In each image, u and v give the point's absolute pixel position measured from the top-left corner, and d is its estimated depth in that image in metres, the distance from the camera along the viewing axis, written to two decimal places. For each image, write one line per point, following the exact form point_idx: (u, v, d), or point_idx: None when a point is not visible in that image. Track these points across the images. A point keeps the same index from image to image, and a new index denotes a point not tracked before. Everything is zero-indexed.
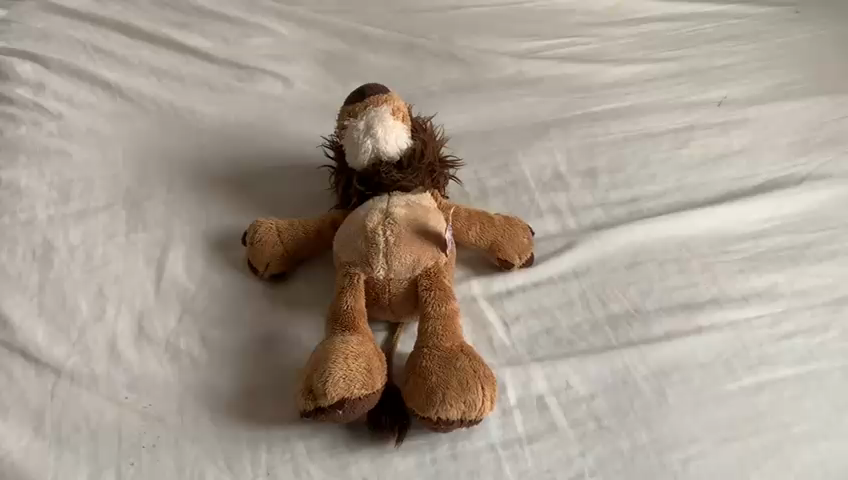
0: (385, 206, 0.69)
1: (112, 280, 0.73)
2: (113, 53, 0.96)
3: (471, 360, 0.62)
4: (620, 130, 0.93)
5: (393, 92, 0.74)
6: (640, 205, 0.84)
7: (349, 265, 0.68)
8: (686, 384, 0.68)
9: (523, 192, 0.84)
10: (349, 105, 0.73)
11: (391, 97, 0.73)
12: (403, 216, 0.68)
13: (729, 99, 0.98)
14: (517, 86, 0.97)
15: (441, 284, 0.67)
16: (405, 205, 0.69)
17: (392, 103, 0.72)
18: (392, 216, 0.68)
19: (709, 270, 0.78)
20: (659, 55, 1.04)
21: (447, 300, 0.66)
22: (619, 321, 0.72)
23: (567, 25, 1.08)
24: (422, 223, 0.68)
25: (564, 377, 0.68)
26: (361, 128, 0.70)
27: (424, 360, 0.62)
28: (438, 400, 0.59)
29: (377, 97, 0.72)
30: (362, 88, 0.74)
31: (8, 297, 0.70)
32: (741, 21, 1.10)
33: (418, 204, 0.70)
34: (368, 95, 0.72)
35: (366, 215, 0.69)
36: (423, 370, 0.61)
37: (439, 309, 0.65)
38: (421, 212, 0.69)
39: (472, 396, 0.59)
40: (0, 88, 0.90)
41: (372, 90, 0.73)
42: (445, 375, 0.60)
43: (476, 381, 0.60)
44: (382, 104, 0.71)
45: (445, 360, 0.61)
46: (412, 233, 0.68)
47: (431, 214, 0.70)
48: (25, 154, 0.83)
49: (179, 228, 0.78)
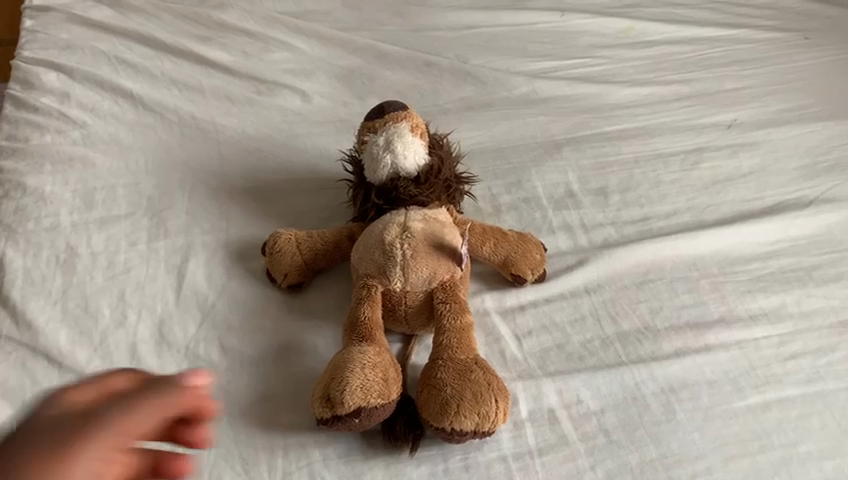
0: (403, 220, 0.71)
1: (133, 287, 0.74)
2: (136, 64, 0.98)
3: (485, 374, 0.63)
4: (632, 150, 0.94)
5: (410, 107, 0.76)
6: (650, 225, 0.86)
7: (366, 277, 0.70)
8: (694, 401, 0.69)
9: (535, 209, 0.86)
10: (368, 121, 0.75)
11: (410, 114, 0.75)
12: (420, 230, 0.70)
13: (738, 122, 0.99)
14: (531, 106, 0.99)
15: (456, 297, 0.69)
16: (422, 219, 0.71)
17: (410, 118, 0.74)
18: (409, 230, 0.70)
19: (717, 289, 0.79)
20: (670, 77, 1.06)
21: (462, 313, 0.68)
22: (629, 338, 0.74)
23: (580, 45, 1.10)
24: (438, 237, 0.70)
25: (575, 391, 0.69)
26: (381, 143, 0.72)
27: (438, 371, 0.63)
28: (453, 411, 0.60)
29: (396, 112, 0.74)
30: (380, 103, 0.76)
31: (32, 301, 0.72)
32: (751, 45, 1.12)
33: (434, 218, 0.72)
34: (387, 110, 0.74)
35: (384, 229, 0.71)
36: (438, 381, 0.62)
37: (454, 322, 0.67)
38: (438, 227, 0.71)
39: (486, 407, 0.61)
40: (26, 97, 0.92)
41: (390, 106, 0.75)
42: (460, 386, 0.61)
43: (490, 394, 0.61)
44: (401, 120, 0.73)
45: (460, 372, 0.63)
46: (429, 246, 0.69)
47: (447, 228, 0.71)
48: (50, 162, 0.85)
49: (198, 237, 0.79)
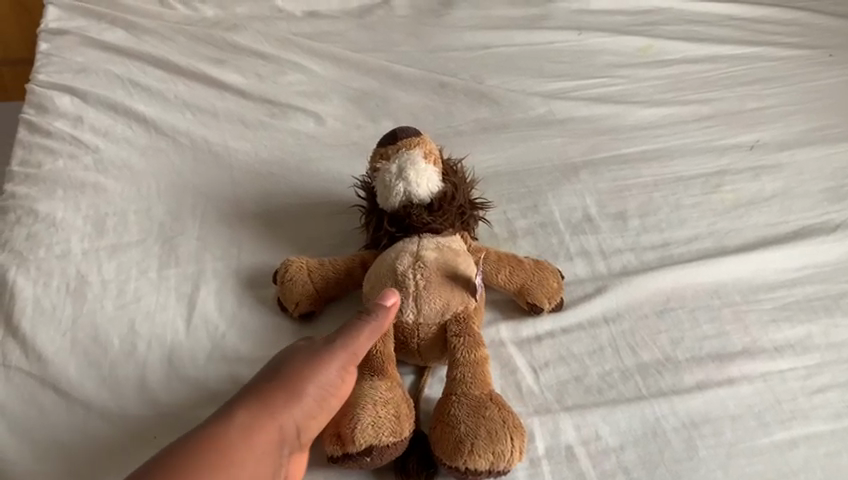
0: (416, 248, 0.69)
1: (143, 316, 0.73)
2: (149, 87, 0.97)
3: (500, 410, 0.62)
4: (651, 173, 0.92)
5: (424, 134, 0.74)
6: (670, 250, 0.84)
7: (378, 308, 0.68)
8: (717, 438, 0.67)
9: (552, 234, 0.84)
10: (381, 148, 0.73)
11: (423, 139, 0.73)
12: (434, 260, 0.68)
13: (761, 143, 0.97)
14: (547, 127, 0.97)
15: (470, 331, 0.67)
16: (436, 248, 0.69)
17: (424, 146, 0.72)
18: (422, 259, 0.68)
19: (741, 319, 0.77)
20: (690, 97, 1.03)
21: (476, 347, 0.66)
22: (649, 370, 0.72)
23: (598, 65, 1.08)
24: (452, 266, 0.68)
25: (593, 427, 0.67)
26: (394, 171, 0.70)
27: (452, 407, 0.61)
28: (466, 450, 0.58)
29: (409, 139, 0.72)
30: (393, 130, 0.74)
31: (41, 331, 0.71)
32: (773, 63, 1.10)
33: (448, 247, 0.70)
34: (400, 137, 0.73)
35: (397, 258, 0.69)
36: (452, 418, 0.61)
37: (468, 356, 0.65)
38: (451, 256, 0.69)
39: (501, 446, 0.59)
40: (39, 121, 0.92)
41: (404, 132, 0.73)
42: (474, 424, 0.60)
43: (505, 432, 0.60)
44: (414, 147, 0.71)
45: (474, 409, 0.61)
46: (442, 275, 0.67)
47: (461, 257, 0.69)
48: (62, 187, 0.84)
49: (209, 265, 0.78)
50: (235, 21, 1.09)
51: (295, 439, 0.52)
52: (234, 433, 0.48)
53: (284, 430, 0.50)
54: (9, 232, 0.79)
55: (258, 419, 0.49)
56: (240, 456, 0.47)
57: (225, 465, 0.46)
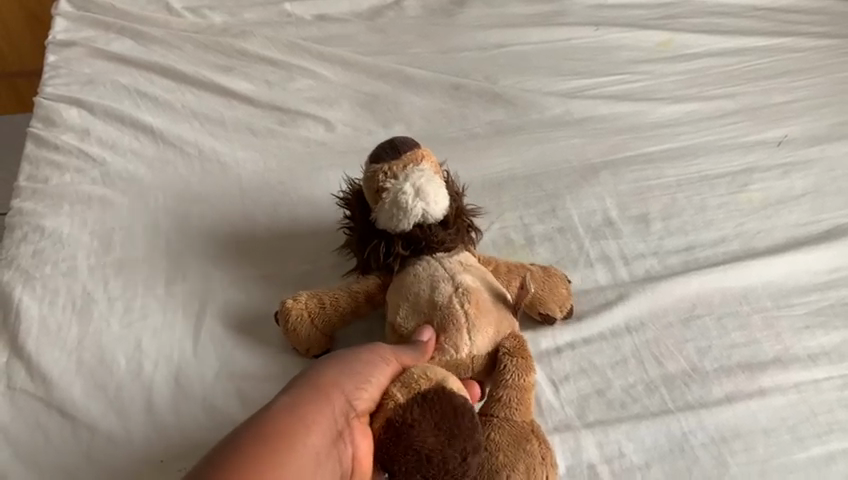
0: (447, 273, 0.66)
1: (150, 334, 0.72)
2: (156, 97, 0.96)
3: (540, 441, 0.59)
4: (674, 173, 0.89)
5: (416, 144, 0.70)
6: (696, 254, 0.80)
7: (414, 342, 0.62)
8: (749, 453, 0.64)
9: (571, 240, 0.81)
10: (378, 162, 0.67)
11: (423, 154, 0.69)
12: (474, 284, 0.65)
13: (789, 138, 0.93)
14: (565, 127, 0.94)
15: (522, 353, 0.64)
16: (466, 270, 0.67)
17: (428, 160, 0.68)
18: (462, 285, 0.65)
19: (772, 325, 0.73)
20: (713, 92, 0.99)
21: (529, 371, 0.64)
22: (676, 382, 0.68)
23: (617, 61, 1.04)
24: (491, 288, 0.66)
25: (616, 444, 0.64)
26: (410, 188, 0.65)
27: (492, 430, 0.58)
28: None
29: (411, 154, 0.68)
30: (385, 142, 0.69)
31: (47, 351, 0.70)
32: (801, 54, 1.05)
33: (475, 267, 0.68)
34: (400, 150, 0.68)
35: (431, 287, 0.65)
36: (491, 443, 0.57)
37: (520, 381, 0.63)
38: (484, 277, 0.67)
39: None
40: (46, 135, 0.90)
41: (401, 145, 0.68)
42: (513, 455, 0.57)
43: (544, 468, 0.58)
44: (420, 162, 0.67)
45: (516, 437, 0.58)
46: (487, 298, 0.65)
47: (489, 277, 0.68)
48: (69, 202, 0.83)
49: (217, 280, 0.76)
50: (242, 27, 1.06)
51: (351, 412, 0.50)
52: (290, 410, 0.46)
53: (337, 398, 0.49)
54: (15, 249, 0.78)
55: (305, 391, 0.49)
56: (300, 428, 0.46)
57: (286, 435, 0.45)
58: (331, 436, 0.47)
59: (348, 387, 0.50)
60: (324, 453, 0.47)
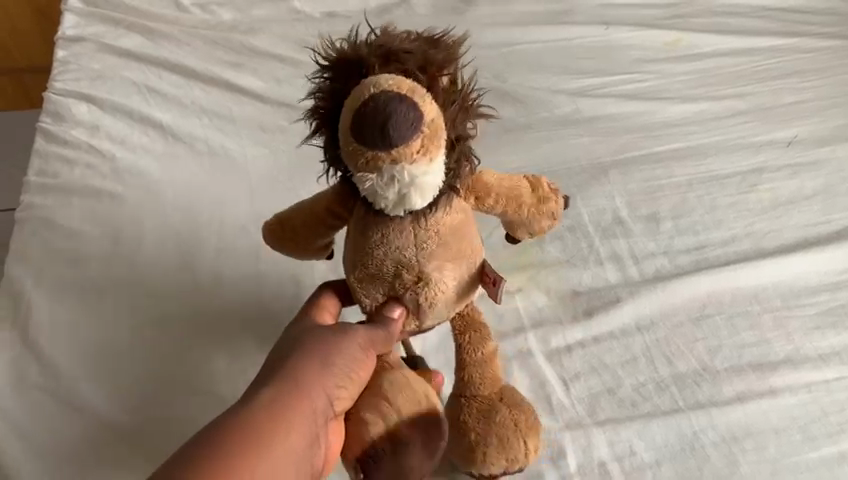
0: (440, 245, 0.54)
1: (161, 330, 0.72)
2: (165, 93, 0.95)
3: (513, 413, 0.58)
4: (684, 172, 0.88)
5: (419, 98, 0.48)
6: (706, 254, 0.80)
7: (380, 310, 0.56)
8: (760, 452, 0.65)
9: (581, 238, 0.81)
10: (360, 141, 0.48)
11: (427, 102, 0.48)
12: (440, 273, 0.54)
13: (799, 139, 0.93)
14: (575, 125, 0.94)
15: (476, 325, 0.61)
16: (432, 249, 0.53)
17: (435, 138, 0.49)
18: (427, 275, 0.54)
19: (782, 325, 0.74)
20: (723, 92, 0.99)
21: (484, 342, 0.61)
22: (686, 381, 0.69)
23: (626, 61, 1.03)
24: (461, 268, 0.56)
25: (627, 443, 0.65)
26: (394, 189, 0.49)
27: (460, 411, 0.59)
28: (479, 459, 0.58)
29: (408, 141, 0.47)
30: (374, 103, 0.47)
31: (58, 346, 0.70)
32: (810, 55, 1.05)
33: (436, 238, 0.53)
34: (392, 133, 0.47)
35: (396, 269, 0.54)
36: (461, 425, 0.58)
37: (476, 354, 0.61)
38: (453, 250, 0.55)
39: (514, 451, 0.58)
40: (55, 130, 0.90)
41: (396, 122, 0.47)
42: (484, 430, 0.58)
43: (517, 436, 0.58)
44: (420, 153, 0.48)
45: (484, 418, 0.58)
46: (452, 287, 0.55)
47: (465, 230, 0.55)
48: (78, 197, 0.83)
49: (227, 276, 0.76)
50: (250, 23, 1.06)
51: (329, 410, 0.50)
52: (270, 410, 0.46)
53: (317, 397, 0.49)
54: (25, 244, 0.78)
55: (285, 387, 0.48)
56: (281, 432, 0.45)
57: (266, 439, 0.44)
58: (310, 439, 0.47)
59: (329, 386, 0.50)
60: (302, 454, 0.46)
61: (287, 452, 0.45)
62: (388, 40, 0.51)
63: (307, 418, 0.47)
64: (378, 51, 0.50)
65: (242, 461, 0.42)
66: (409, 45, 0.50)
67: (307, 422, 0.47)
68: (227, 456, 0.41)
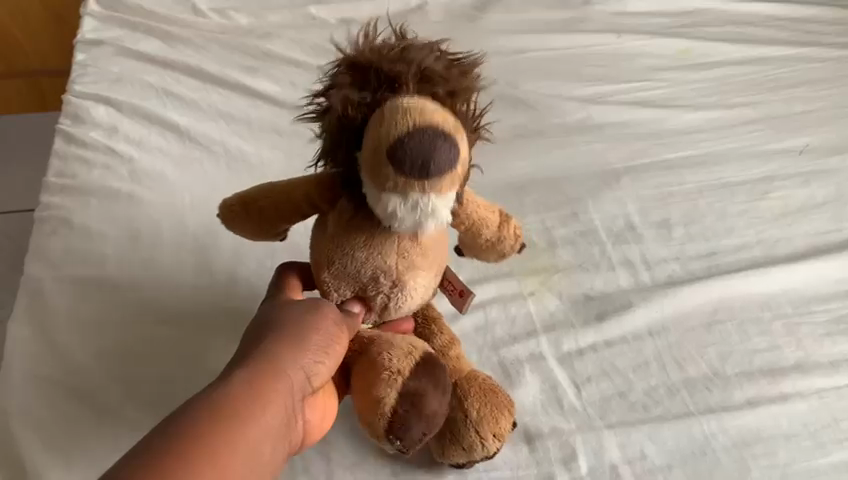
0: (419, 257, 0.56)
1: (178, 330, 0.73)
2: (183, 96, 0.97)
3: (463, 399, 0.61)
4: (696, 179, 0.89)
5: (454, 137, 0.50)
6: (718, 260, 0.80)
7: (343, 306, 0.57)
8: (771, 457, 0.65)
9: (593, 244, 0.82)
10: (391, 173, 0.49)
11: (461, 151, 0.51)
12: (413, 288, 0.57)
13: (810, 147, 0.94)
14: (588, 132, 0.94)
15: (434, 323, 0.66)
16: (411, 263, 0.56)
17: (458, 176, 0.51)
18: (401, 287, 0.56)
19: (793, 332, 0.74)
20: (735, 100, 1.00)
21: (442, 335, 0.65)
22: (697, 385, 0.70)
23: (639, 69, 1.04)
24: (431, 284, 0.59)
25: (639, 445, 0.65)
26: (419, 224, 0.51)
27: None
28: (438, 451, 0.62)
29: (438, 181, 0.49)
30: (420, 137, 0.49)
31: (77, 345, 0.71)
32: (821, 65, 1.06)
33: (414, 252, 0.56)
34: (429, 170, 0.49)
35: (374, 275, 0.56)
36: None
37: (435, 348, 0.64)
38: (426, 268, 0.57)
39: (467, 440, 0.60)
40: (74, 131, 0.91)
41: (435, 166, 0.49)
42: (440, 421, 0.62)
43: (468, 427, 0.61)
44: (445, 191, 0.50)
45: None
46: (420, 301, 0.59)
47: (438, 250, 0.58)
48: (97, 198, 0.84)
49: (243, 278, 0.77)
50: (267, 29, 1.07)
51: (307, 388, 0.51)
52: (247, 389, 0.47)
53: (295, 375, 0.50)
54: (44, 243, 0.79)
55: (262, 365, 0.49)
56: (257, 409, 0.46)
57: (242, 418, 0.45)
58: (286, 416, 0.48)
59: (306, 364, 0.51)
60: (279, 430, 0.48)
61: (265, 429, 0.46)
62: (419, 59, 0.51)
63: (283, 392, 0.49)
64: (410, 73, 0.51)
65: (216, 437, 0.43)
66: (438, 72, 0.52)
67: (285, 395, 0.49)
68: (202, 431, 0.43)
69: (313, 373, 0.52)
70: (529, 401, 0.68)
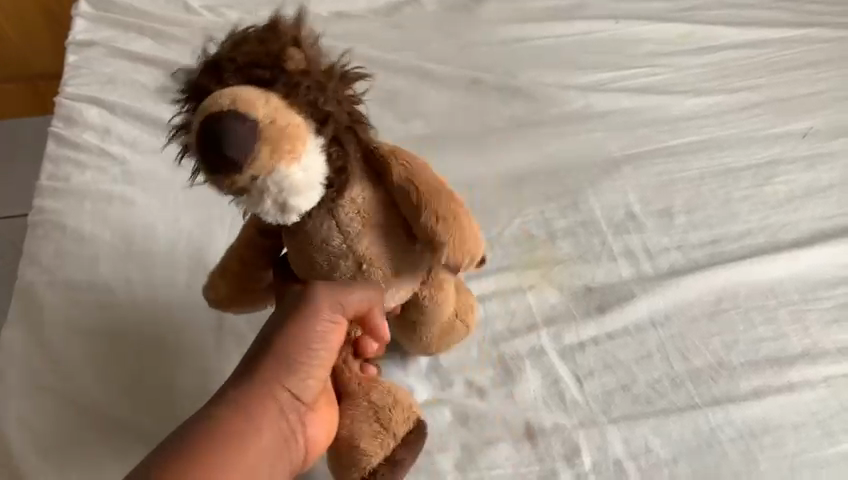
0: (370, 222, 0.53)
1: (173, 332, 0.72)
2: (176, 96, 0.95)
3: (447, 332, 0.66)
4: (698, 166, 0.87)
5: (246, 106, 0.44)
6: (721, 248, 0.79)
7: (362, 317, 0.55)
8: (779, 448, 0.64)
9: (594, 234, 0.80)
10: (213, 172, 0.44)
11: (239, 101, 0.44)
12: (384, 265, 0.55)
13: (814, 130, 0.92)
14: (587, 120, 0.93)
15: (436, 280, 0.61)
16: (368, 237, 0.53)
17: (285, 139, 0.44)
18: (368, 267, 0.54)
19: (799, 319, 0.73)
20: (737, 85, 0.98)
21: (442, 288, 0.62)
22: (702, 376, 0.68)
23: (638, 54, 1.02)
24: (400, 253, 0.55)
25: (643, 439, 0.64)
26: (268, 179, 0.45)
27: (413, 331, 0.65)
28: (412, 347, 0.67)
29: (253, 154, 0.43)
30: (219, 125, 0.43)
31: (71, 349, 0.70)
32: (825, 45, 1.03)
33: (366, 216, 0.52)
34: (233, 157, 0.43)
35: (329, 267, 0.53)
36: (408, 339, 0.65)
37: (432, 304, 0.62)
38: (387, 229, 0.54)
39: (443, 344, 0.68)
40: (66, 134, 0.90)
41: (229, 144, 0.43)
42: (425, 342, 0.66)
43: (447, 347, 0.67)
44: (276, 158, 0.44)
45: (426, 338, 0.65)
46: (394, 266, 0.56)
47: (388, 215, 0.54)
48: (90, 200, 0.83)
49: None
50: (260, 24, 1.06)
51: (299, 405, 0.50)
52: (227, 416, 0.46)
53: (284, 396, 0.49)
54: (38, 248, 0.78)
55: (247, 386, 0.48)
56: (245, 437, 0.46)
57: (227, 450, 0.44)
58: (276, 440, 0.48)
59: (298, 382, 0.49)
60: (270, 454, 0.47)
61: (251, 457, 0.46)
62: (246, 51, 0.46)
63: (270, 423, 0.47)
64: (227, 54, 0.46)
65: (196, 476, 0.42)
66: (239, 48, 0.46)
67: (266, 421, 0.47)
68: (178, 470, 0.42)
69: (304, 392, 0.50)
70: (530, 397, 0.67)
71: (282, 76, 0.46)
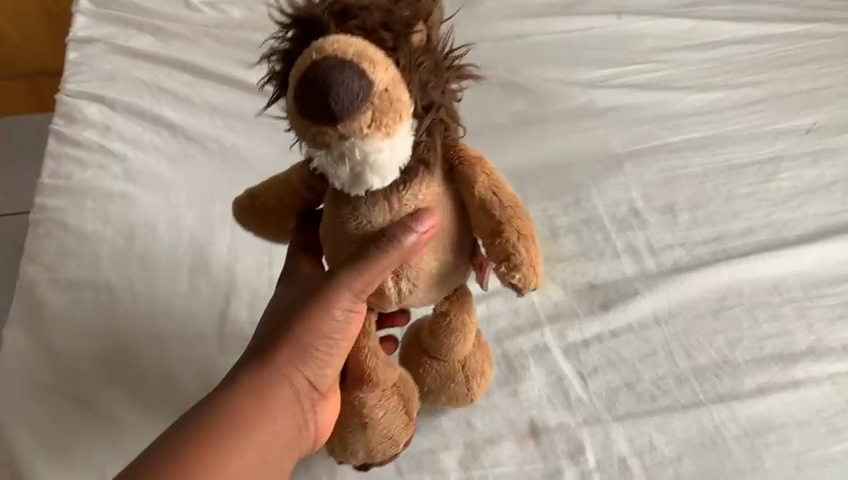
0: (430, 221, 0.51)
1: (175, 330, 0.72)
2: (177, 93, 0.95)
3: (468, 375, 0.63)
4: (701, 162, 0.87)
5: (367, 64, 0.42)
6: (725, 244, 0.79)
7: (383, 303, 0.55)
8: (784, 445, 0.64)
9: (597, 231, 0.80)
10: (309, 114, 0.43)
11: (357, 60, 0.42)
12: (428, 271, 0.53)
13: (817, 126, 0.92)
14: (589, 117, 0.92)
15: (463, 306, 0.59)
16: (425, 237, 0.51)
17: (390, 110, 0.43)
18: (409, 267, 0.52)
19: (804, 316, 0.73)
20: (740, 80, 0.97)
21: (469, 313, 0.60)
22: (706, 374, 0.68)
23: (641, 50, 1.01)
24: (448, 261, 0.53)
25: (647, 437, 0.64)
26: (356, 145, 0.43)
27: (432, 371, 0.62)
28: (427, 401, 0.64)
29: (355, 117, 0.42)
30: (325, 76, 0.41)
31: (73, 347, 0.70)
32: (828, 41, 1.03)
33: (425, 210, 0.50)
34: (336, 111, 0.42)
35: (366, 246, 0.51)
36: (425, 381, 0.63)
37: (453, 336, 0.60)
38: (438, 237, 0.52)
39: (461, 397, 0.64)
40: (67, 131, 0.90)
41: (337, 96, 0.41)
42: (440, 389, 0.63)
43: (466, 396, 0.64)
44: (372, 128, 0.43)
45: (443, 377, 0.63)
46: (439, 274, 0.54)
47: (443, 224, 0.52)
48: (91, 198, 0.82)
49: (241, 279, 0.76)
50: (260, 21, 1.05)
51: (310, 393, 0.54)
52: (241, 401, 0.51)
53: (295, 384, 0.53)
54: (39, 246, 0.78)
55: (262, 372, 0.53)
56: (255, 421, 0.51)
57: (239, 432, 0.50)
58: (285, 425, 0.53)
59: (308, 371, 0.54)
60: (279, 436, 0.52)
61: (260, 438, 0.51)
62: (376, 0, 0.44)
63: (279, 411, 0.52)
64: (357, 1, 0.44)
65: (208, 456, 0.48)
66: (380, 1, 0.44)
67: (275, 408, 0.52)
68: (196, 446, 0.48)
69: (314, 382, 0.54)
70: (534, 395, 0.67)
71: (404, 47, 0.45)
